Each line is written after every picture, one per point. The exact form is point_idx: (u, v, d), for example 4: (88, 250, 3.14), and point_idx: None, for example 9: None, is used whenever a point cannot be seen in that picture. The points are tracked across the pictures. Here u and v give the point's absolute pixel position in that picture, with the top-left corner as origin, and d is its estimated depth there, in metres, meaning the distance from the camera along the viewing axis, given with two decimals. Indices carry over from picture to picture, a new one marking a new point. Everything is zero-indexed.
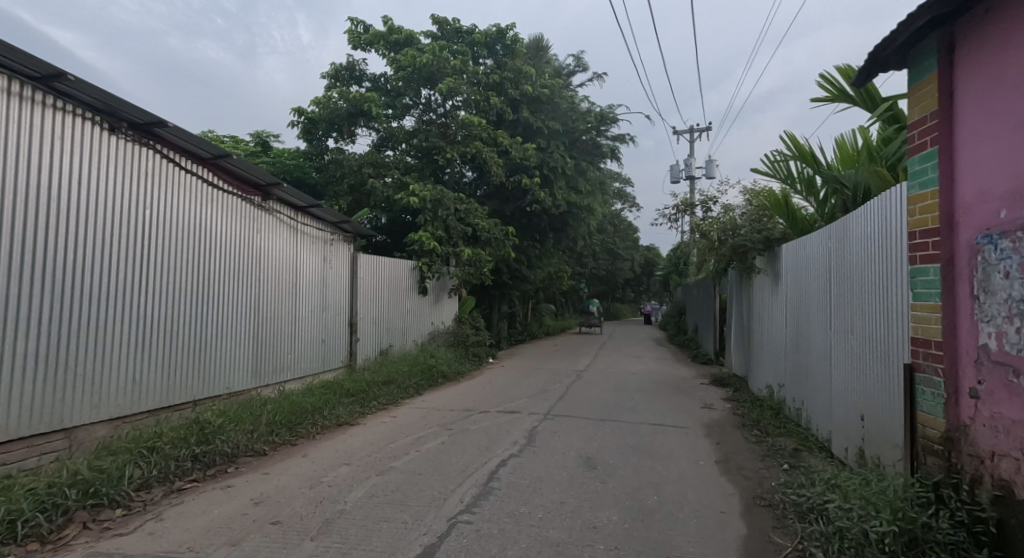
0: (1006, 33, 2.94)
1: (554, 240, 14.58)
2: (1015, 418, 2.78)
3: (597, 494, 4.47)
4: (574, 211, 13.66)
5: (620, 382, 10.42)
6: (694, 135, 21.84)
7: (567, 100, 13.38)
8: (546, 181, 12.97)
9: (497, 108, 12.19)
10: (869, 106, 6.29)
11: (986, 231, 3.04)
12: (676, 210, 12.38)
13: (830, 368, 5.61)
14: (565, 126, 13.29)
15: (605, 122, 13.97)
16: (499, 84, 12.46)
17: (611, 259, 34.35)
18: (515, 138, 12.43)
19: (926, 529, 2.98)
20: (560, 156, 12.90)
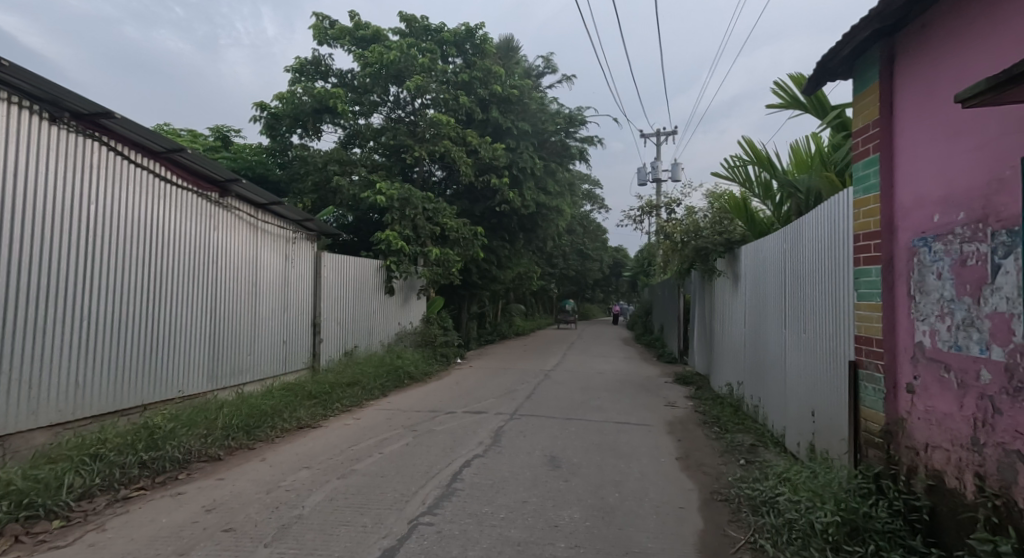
0: (939, 46, 3.13)
1: (523, 241, 14.60)
2: (946, 411, 2.96)
3: (559, 492, 4.51)
4: (543, 212, 13.71)
5: (587, 381, 10.54)
6: (661, 139, 22.25)
7: (536, 101, 13.41)
8: (516, 181, 12.98)
9: (465, 108, 12.16)
10: (821, 114, 6.56)
11: (922, 234, 3.22)
12: (641, 212, 12.60)
13: (785, 366, 5.82)
14: (535, 127, 13.30)
15: (574, 123, 14.07)
16: (468, 84, 12.41)
17: (580, 260, 34.66)
18: (484, 138, 12.40)
19: (866, 518, 3.11)
20: (529, 157, 12.93)
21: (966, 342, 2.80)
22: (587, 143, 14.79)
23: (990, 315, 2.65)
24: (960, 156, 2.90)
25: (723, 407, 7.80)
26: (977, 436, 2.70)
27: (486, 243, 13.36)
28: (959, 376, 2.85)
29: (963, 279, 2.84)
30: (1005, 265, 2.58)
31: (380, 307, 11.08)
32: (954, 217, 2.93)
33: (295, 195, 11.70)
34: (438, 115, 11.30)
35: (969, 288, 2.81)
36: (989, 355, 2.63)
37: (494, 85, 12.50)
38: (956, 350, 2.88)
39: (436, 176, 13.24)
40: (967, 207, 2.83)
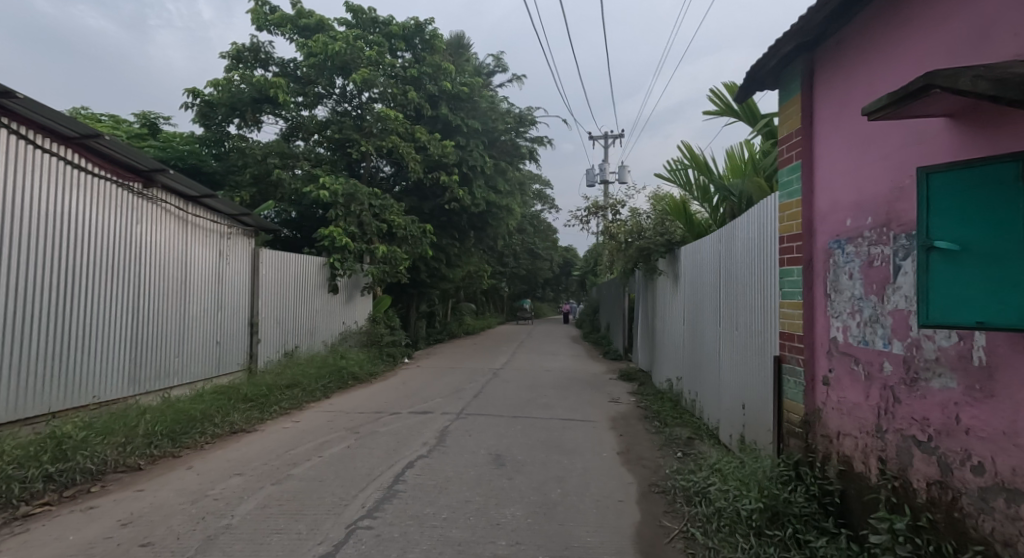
0: (852, 62, 3.35)
1: (473, 239, 14.51)
2: (854, 401, 3.19)
3: (502, 490, 4.52)
4: (493, 211, 13.63)
5: (535, 379, 10.63)
6: (609, 141, 22.63)
7: (487, 100, 13.31)
8: (465, 179, 12.88)
9: (414, 103, 11.94)
10: (752, 122, 6.91)
11: (837, 237, 3.45)
12: (588, 213, 12.80)
13: (719, 361, 6.09)
14: (485, 125, 13.21)
15: (524, 123, 14.10)
16: (417, 80, 12.21)
17: (530, 259, 34.88)
18: (433, 135, 12.23)
19: (786, 503, 3.31)
20: (479, 155, 12.84)
21: (872, 337, 3.02)
22: (537, 144, 14.87)
23: (892, 312, 2.87)
24: (868, 165, 3.13)
25: (663, 402, 8.08)
26: (879, 423, 2.92)
27: (435, 241, 13.18)
28: (866, 368, 3.07)
29: (870, 280, 3.06)
30: (905, 266, 2.80)
31: (324, 306, 10.71)
32: (863, 222, 3.16)
33: (231, 188, 11.13)
34: (385, 109, 11.04)
35: (874, 287, 3.02)
36: (890, 349, 2.85)
37: (443, 82, 12.34)
38: (864, 345, 3.11)
39: (384, 172, 12.96)
40: (874, 213, 3.05)
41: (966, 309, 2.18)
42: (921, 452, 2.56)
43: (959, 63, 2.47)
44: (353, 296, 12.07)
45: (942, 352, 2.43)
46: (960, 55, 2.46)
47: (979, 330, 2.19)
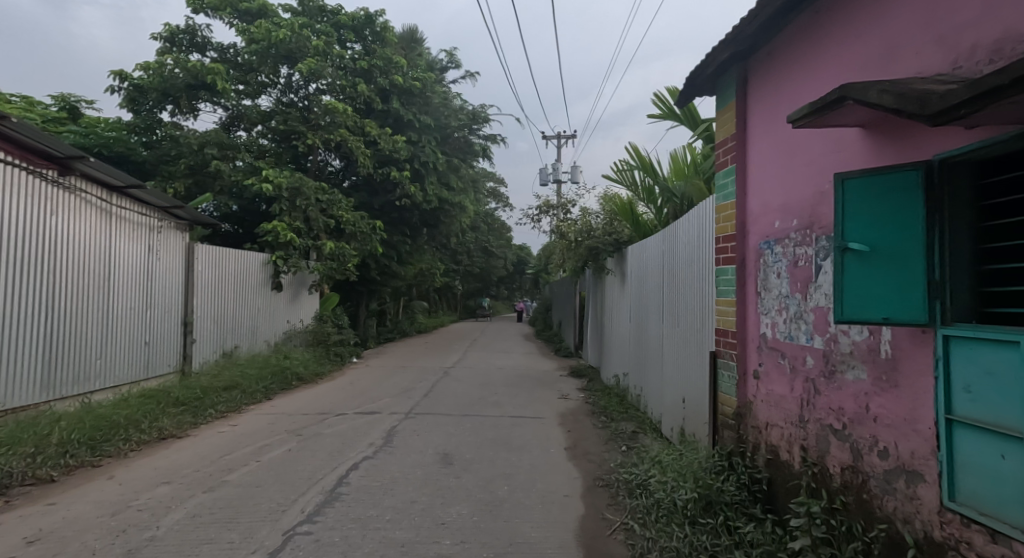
0: (780, 71, 3.53)
1: (426, 237, 14.27)
2: (780, 393, 3.37)
3: (449, 489, 4.49)
4: (446, 208, 13.43)
5: (486, 377, 10.62)
6: (561, 141, 22.75)
7: (440, 95, 13.08)
8: (417, 175, 12.64)
9: (364, 96, 11.59)
10: (693, 126, 7.16)
11: (766, 238, 3.63)
12: (540, 211, 12.84)
13: (662, 358, 6.28)
14: (438, 121, 12.99)
15: (478, 120, 13.85)
16: (367, 72, 11.89)
17: (485, 257, 34.64)
18: (384, 129, 11.90)
19: (718, 492, 3.46)
20: (432, 152, 12.62)
21: (797, 333, 3.20)
22: (491, 142, 14.77)
23: (813, 308, 3.05)
24: (794, 171, 3.31)
25: (610, 398, 8.25)
26: (802, 413, 3.09)
27: (385, 238, 12.87)
28: (791, 362, 3.25)
29: (795, 279, 3.24)
30: (825, 266, 2.98)
31: (266, 305, 10.27)
32: (789, 223, 3.34)
33: (163, 178, 10.49)
34: (332, 102, 10.68)
35: (799, 286, 3.20)
36: (812, 343, 3.02)
37: (394, 75, 12.01)
38: (790, 340, 3.29)
39: (333, 166, 12.56)
40: (799, 216, 3.23)
41: (875, 305, 2.33)
42: (837, 440, 2.74)
43: (872, 77, 2.64)
44: (298, 294, 11.62)
45: (855, 346, 2.61)
46: (872, 69, 2.64)
47: (886, 326, 2.34)
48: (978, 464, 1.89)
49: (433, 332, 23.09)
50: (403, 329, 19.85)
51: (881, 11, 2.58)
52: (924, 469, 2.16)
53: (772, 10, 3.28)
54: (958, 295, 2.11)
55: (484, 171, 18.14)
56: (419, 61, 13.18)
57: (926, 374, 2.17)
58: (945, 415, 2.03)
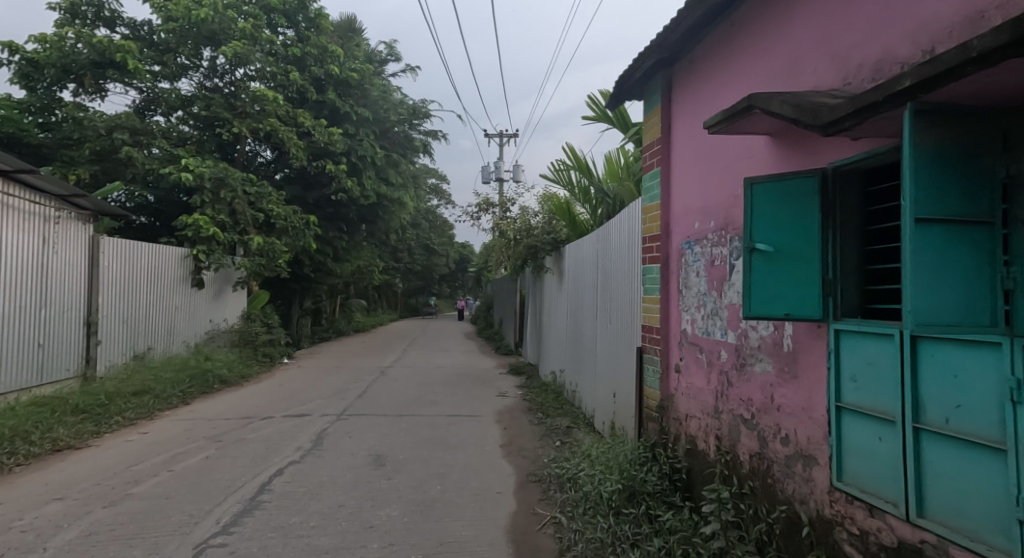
0: (700, 79, 3.70)
1: (364, 233, 13.78)
2: (698, 385, 3.54)
3: (379, 492, 4.37)
4: (385, 204, 12.94)
5: (424, 376, 10.44)
6: (505, 140, 22.49)
7: (379, 88, 12.58)
8: (354, 169, 12.11)
9: (297, 84, 10.95)
10: (625, 128, 7.38)
11: (687, 238, 3.79)
12: (479, 210, 12.73)
13: (596, 354, 6.42)
14: (376, 114, 12.46)
15: (418, 116, 13.33)
16: (300, 60, 11.30)
17: (427, 254, 33.83)
18: (319, 120, 11.26)
19: (642, 483, 3.60)
20: (370, 145, 12.07)
21: (713, 328, 3.37)
22: (433, 137, 14.44)
23: (727, 305, 3.22)
24: (712, 175, 3.47)
25: (547, 394, 8.35)
26: (717, 404, 3.26)
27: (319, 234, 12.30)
28: (708, 355, 3.42)
29: (712, 277, 3.41)
30: (738, 265, 3.16)
31: (186, 303, 9.52)
32: (707, 224, 3.51)
33: (63, 164, 9.52)
34: (259, 88, 9.99)
35: (715, 284, 3.38)
36: (726, 338, 3.20)
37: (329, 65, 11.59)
38: (707, 335, 3.46)
39: (264, 157, 12.01)
40: (715, 217, 3.40)
41: (778, 302, 2.49)
42: (747, 429, 2.90)
43: (779, 88, 2.81)
44: (223, 292, 10.81)
45: (762, 341, 2.78)
46: (779, 81, 2.82)
47: (787, 321, 2.52)
48: (861, 446, 2.06)
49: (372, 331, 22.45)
50: (341, 327, 19.18)
51: (786, 27, 2.77)
52: (818, 453, 2.33)
53: (692, 19, 3.43)
54: (846, 292, 2.30)
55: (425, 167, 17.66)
56: (357, 51, 12.64)
57: (821, 365, 2.36)
58: (835, 402, 2.21)
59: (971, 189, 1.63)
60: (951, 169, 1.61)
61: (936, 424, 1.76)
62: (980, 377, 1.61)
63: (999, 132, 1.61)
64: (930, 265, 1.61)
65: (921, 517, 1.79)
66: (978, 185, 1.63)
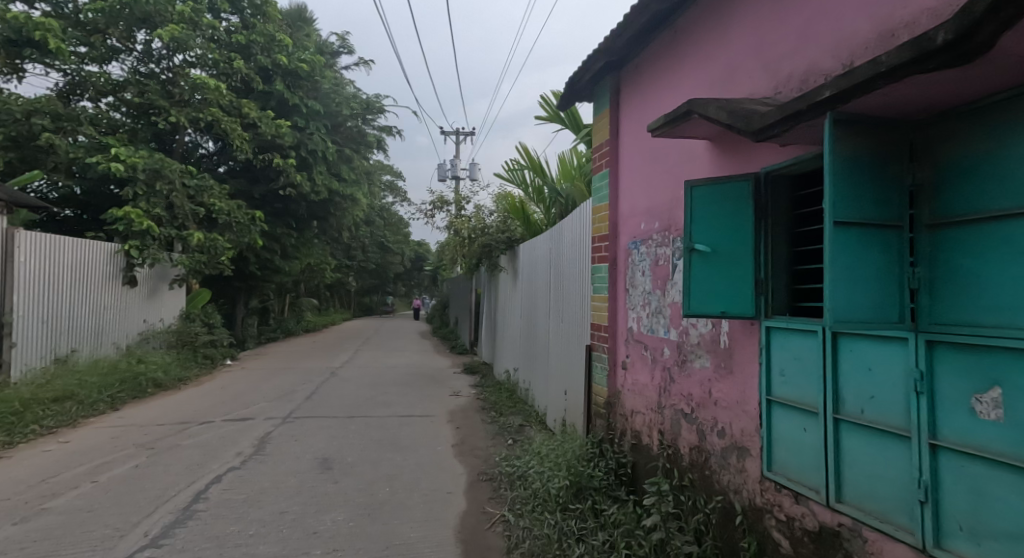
0: (645, 84, 3.80)
1: (314, 230, 13.31)
2: (643, 382, 3.63)
3: (325, 496, 4.25)
4: (337, 199, 12.51)
5: (376, 376, 10.22)
6: (462, 137, 22.15)
7: (331, 80, 12.02)
8: (305, 164, 11.56)
9: (241, 73, 10.36)
10: (577, 129, 7.47)
11: (634, 239, 3.88)
12: (433, 208, 12.54)
13: (549, 352, 6.47)
14: (327, 107, 11.89)
15: (371, 110, 12.90)
16: (245, 48, 10.67)
17: (381, 252, 32.84)
18: (266, 111, 10.66)
19: (588, 478, 3.66)
20: (321, 139, 11.48)
21: (657, 326, 3.47)
22: (387, 133, 14.07)
23: (670, 303, 3.33)
24: (656, 177, 3.57)
25: (500, 393, 8.34)
26: (660, 400, 3.36)
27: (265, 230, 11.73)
28: (652, 353, 3.51)
29: (657, 277, 3.50)
30: (680, 265, 3.26)
31: (115, 303, 8.85)
32: (652, 225, 3.60)
33: None
34: (199, 74, 9.34)
35: (659, 283, 3.47)
36: (669, 335, 3.30)
37: (276, 53, 10.96)
38: (651, 333, 3.56)
39: (206, 149, 11.41)
40: (660, 219, 3.50)
41: (714, 300, 2.58)
42: (686, 423, 3.01)
43: (717, 95, 2.93)
44: (160, 291, 10.13)
45: (701, 337, 2.88)
46: (717, 88, 2.93)
47: (724, 319, 2.62)
48: (789, 437, 2.18)
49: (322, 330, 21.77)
50: (290, 327, 18.50)
51: (724, 37, 2.88)
52: (750, 444, 2.45)
53: (638, 25, 3.52)
54: (776, 291, 2.43)
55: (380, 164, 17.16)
56: (307, 41, 12.13)
57: (753, 360, 2.47)
58: (766, 396, 2.32)
59: (882, 195, 1.74)
60: (865, 177, 1.72)
61: (852, 414, 1.89)
62: (889, 368, 1.75)
63: (907, 142, 1.74)
64: (846, 266, 1.72)
65: (839, 502, 1.92)
66: (889, 191, 1.75)
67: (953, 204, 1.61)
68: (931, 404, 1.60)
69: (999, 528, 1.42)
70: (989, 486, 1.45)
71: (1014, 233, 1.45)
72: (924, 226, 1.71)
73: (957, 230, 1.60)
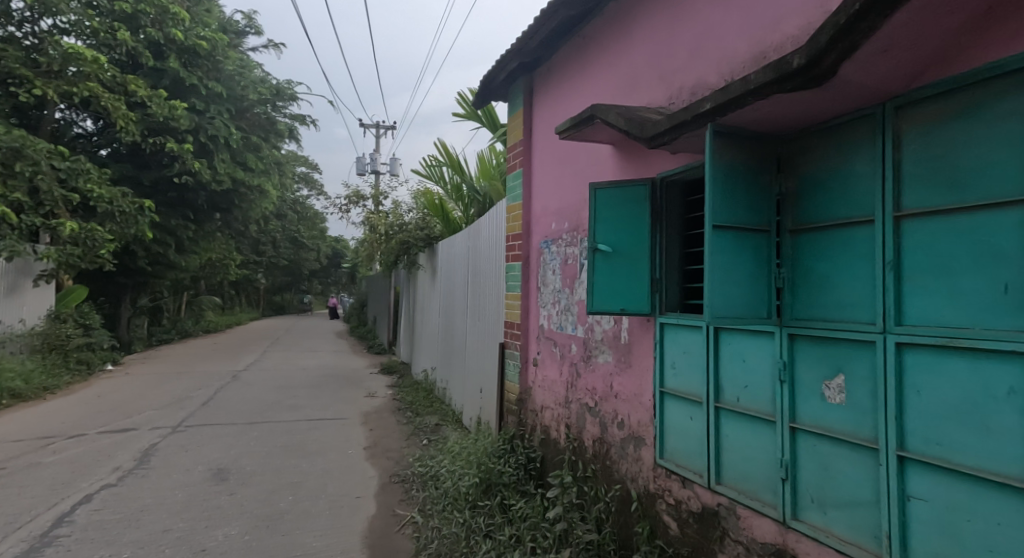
0: (556, 87, 3.89)
1: (216, 222, 12.27)
2: (552, 378, 3.72)
3: (218, 509, 3.95)
4: (241, 191, 11.53)
5: (284, 379, 9.64)
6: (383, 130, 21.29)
7: (234, 62, 10.79)
8: (204, 150, 10.48)
9: (127, 46, 9.16)
10: (494, 127, 7.50)
11: (545, 238, 3.96)
12: (349, 203, 12.00)
13: (466, 351, 6.44)
14: (231, 91, 10.84)
15: (282, 97, 11.99)
16: (131, 18, 9.34)
17: (293, 247, 30.17)
18: (157, 90, 9.61)
19: (497, 475, 3.70)
20: (224, 125, 10.39)
21: (566, 323, 3.57)
22: (300, 121, 13.21)
23: (577, 301, 3.44)
24: (566, 178, 3.68)
25: (417, 393, 8.17)
26: (567, 394, 3.46)
27: (157, 222, 10.62)
28: (561, 349, 3.61)
29: (566, 275, 3.61)
30: (587, 264, 3.39)
31: None
32: (562, 225, 3.70)
33: None
34: (73, 43, 8.07)
35: (568, 281, 3.58)
36: (576, 332, 3.40)
37: (170, 27, 9.69)
38: (560, 330, 3.66)
39: (83, 128, 10.13)
40: (569, 219, 3.60)
41: (616, 298, 2.69)
42: (590, 416, 3.13)
43: (620, 102, 3.06)
44: (21, 288, 8.87)
45: (605, 333, 3.00)
46: (620, 95, 3.06)
47: (624, 316, 2.74)
48: (678, 426, 2.34)
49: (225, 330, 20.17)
50: (187, 328, 16.96)
51: (626, 47, 3.02)
52: (645, 434, 2.59)
53: (548, 29, 3.60)
54: (669, 289, 2.58)
55: (291, 154, 16.08)
56: (207, 17, 10.54)
57: (648, 355, 2.62)
58: (659, 388, 2.47)
59: (755, 202, 1.90)
60: (740, 185, 1.87)
61: (730, 402, 2.07)
62: (759, 359, 1.95)
63: (775, 155, 1.92)
64: (724, 267, 1.85)
65: (718, 483, 2.09)
66: (760, 199, 1.91)
67: (810, 212, 1.81)
68: (791, 391, 1.81)
69: (841, 498, 1.63)
70: (835, 462, 1.66)
71: (856, 239, 1.65)
72: (788, 232, 1.89)
73: (814, 236, 1.79)
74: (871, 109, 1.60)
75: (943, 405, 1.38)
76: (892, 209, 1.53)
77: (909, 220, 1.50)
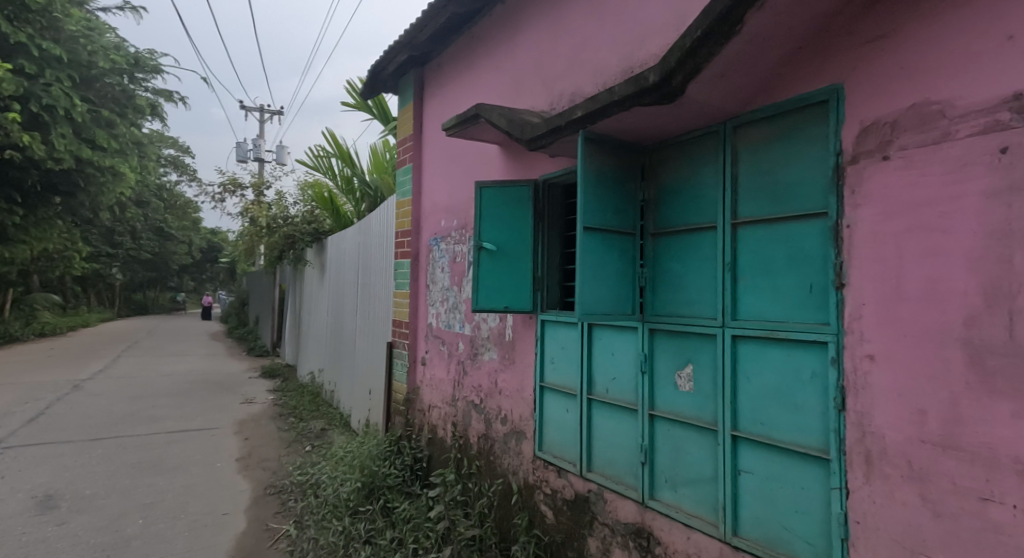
0: (446, 83, 3.86)
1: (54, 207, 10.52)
2: (440, 376, 3.70)
3: (43, 542, 3.41)
4: (86, 171, 9.99)
5: (142, 387, 8.58)
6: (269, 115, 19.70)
7: (77, 21, 9.12)
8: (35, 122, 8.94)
9: None
10: (386, 120, 7.26)
11: (435, 235, 3.91)
12: (226, 192, 10.94)
13: (355, 351, 6.18)
14: (73, 56, 9.25)
15: (141, 66, 10.60)
16: None
17: (157, 239, 26.78)
18: None
19: (380, 478, 3.60)
20: (62, 95, 8.84)
21: (454, 321, 3.56)
22: (164, 97, 11.79)
23: (465, 299, 3.45)
24: (455, 176, 3.66)
25: (302, 396, 7.68)
26: (454, 392, 3.46)
27: None
28: (449, 347, 3.60)
29: (454, 273, 3.60)
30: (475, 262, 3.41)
31: None
32: (451, 223, 3.68)
33: None
34: None
35: (456, 279, 3.58)
36: (463, 330, 3.41)
37: None
38: (448, 328, 3.64)
39: None
40: (458, 216, 3.59)
41: (500, 296, 2.74)
42: (475, 413, 3.15)
43: (505, 102, 3.11)
44: None
45: (490, 331, 3.04)
46: (505, 95, 3.11)
47: (508, 313, 2.80)
48: (557, 418, 2.44)
49: (67, 333, 17.47)
50: (13, 330, 14.42)
51: (512, 49, 3.08)
52: (526, 428, 2.67)
53: (437, 24, 3.57)
54: (551, 288, 2.68)
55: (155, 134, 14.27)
56: None
57: (530, 351, 2.70)
58: (539, 382, 2.56)
59: (622, 207, 2.04)
60: (609, 190, 2.00)
61: (601, 393, 2.20)
62: (625, 352, 2.10)
63: (639, 163, 2.07)
64: (594, 267, 1.96)
65: (591, 471, 2.21)
66: (627, 203, 2.05)
67: (668, 218, 1.97)
68: (650, 381, 1.97)
69: (688, 476, 1.81)
70: (685, 444, 1.83)
71: (703, 244, 1.84)
72: (650, 235, 2.05)
73: (670, 239, 1.97)
74: (715, 126, 1.79)
75: (767, 388, 1.59)
76: (732, 218, 1.72)
77: (743, 228, 1.70)
